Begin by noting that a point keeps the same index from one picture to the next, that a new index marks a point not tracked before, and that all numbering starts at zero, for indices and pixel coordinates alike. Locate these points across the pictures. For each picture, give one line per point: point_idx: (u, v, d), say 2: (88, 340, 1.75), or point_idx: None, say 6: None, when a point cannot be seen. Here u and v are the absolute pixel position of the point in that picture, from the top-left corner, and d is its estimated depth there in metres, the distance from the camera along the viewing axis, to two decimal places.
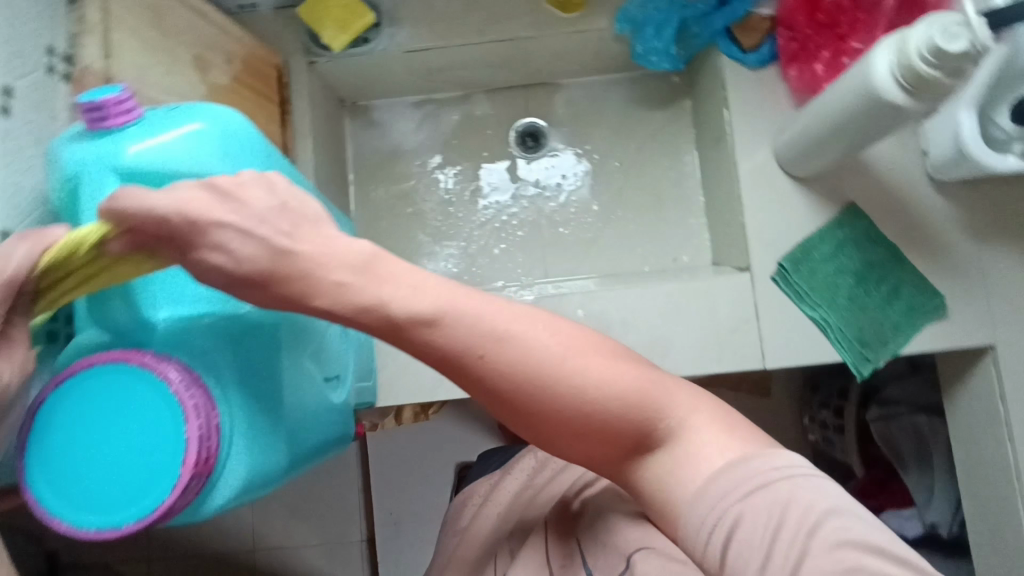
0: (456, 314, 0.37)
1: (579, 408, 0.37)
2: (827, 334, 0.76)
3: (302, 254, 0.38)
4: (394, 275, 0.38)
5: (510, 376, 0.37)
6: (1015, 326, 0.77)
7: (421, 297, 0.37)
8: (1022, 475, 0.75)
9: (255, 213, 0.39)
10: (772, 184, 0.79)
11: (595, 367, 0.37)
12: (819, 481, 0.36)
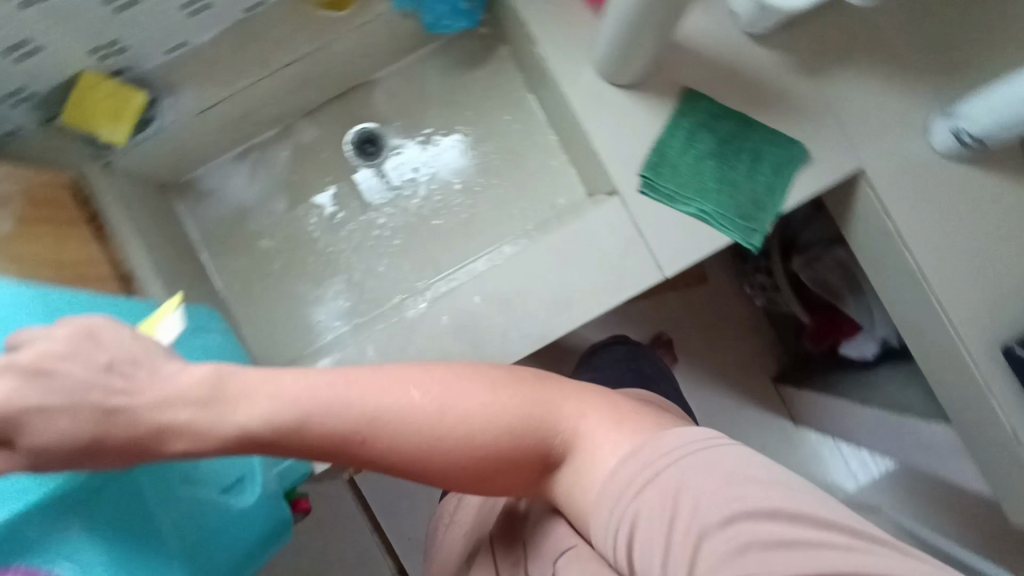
0: (347, 408, 0.44)
1: (466, 446, 0.45)
2: (709, 222, 0.77)
3: (163, 401, 0.45)
4: (259, 391, 0.45)
5: (408, 442, 0.44)
6: (873, 142, 0.79)
7: (295, 399, 0.44)
8: (928, 275, 0.78)
9: (81, 376, 0.46)
10: (607, 101, 0.78)
11: (473, 409, 0.45)
12: (705, 467, 0.42)
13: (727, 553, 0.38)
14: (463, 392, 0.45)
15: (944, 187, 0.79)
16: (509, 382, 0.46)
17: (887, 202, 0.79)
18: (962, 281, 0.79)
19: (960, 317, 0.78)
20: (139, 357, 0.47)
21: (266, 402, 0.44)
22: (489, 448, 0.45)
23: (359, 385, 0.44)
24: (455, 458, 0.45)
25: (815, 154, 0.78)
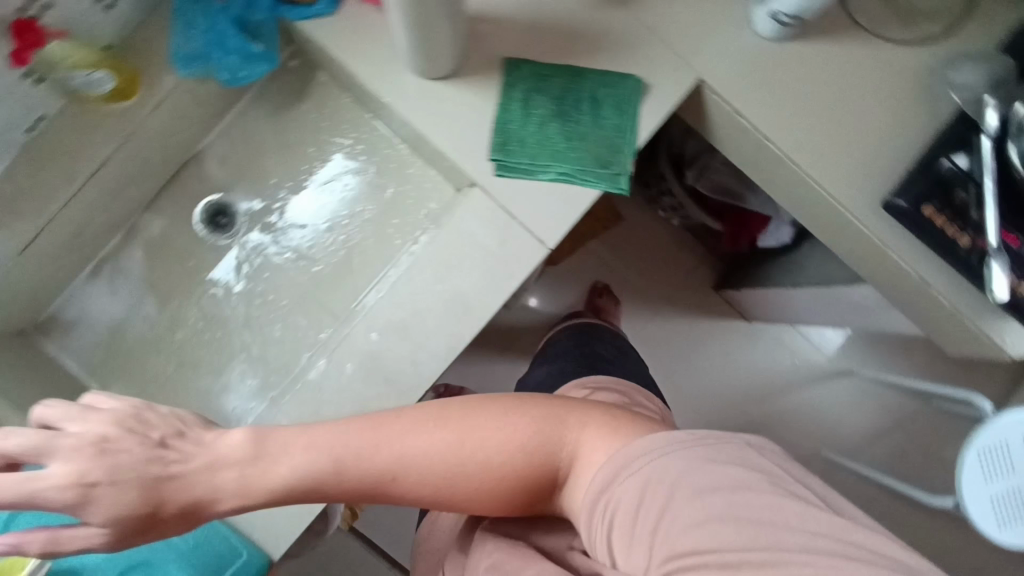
0: (376, 447, 0.55)
1: (479, 468, 0.54)
2: (572, 182, 0.76)
3: (201, 470, 0.56)
4: (294, 452, 0.56)
5: (420, 466, 0.54)
6: (699, 50, 0.79)
7: (330, 454, 0.55)
8: (795, 157, 0.79)
9: (128, 450, 0.55)
10: (432, 97, 0.75)
11: (482, 436, 0.54)
12: (675, 461, 0.48)
13: (684, 543, 0.44)
14: (475, 421, 0.55)
15: (781, 69, 0.80)
16: (516, 409, 0.56)
17: (734, 102, 0.79)
18: (826, 152, 0.80)
19: (835, 187, 0.80)
20: (186, 430, 0.58)
21: (310, 452, 0.55)
22: (491, 468, 0.54)
23: (385, 427, 0.56)
24: (458, 480, 0.54)
25: (650, 79, 0.77)
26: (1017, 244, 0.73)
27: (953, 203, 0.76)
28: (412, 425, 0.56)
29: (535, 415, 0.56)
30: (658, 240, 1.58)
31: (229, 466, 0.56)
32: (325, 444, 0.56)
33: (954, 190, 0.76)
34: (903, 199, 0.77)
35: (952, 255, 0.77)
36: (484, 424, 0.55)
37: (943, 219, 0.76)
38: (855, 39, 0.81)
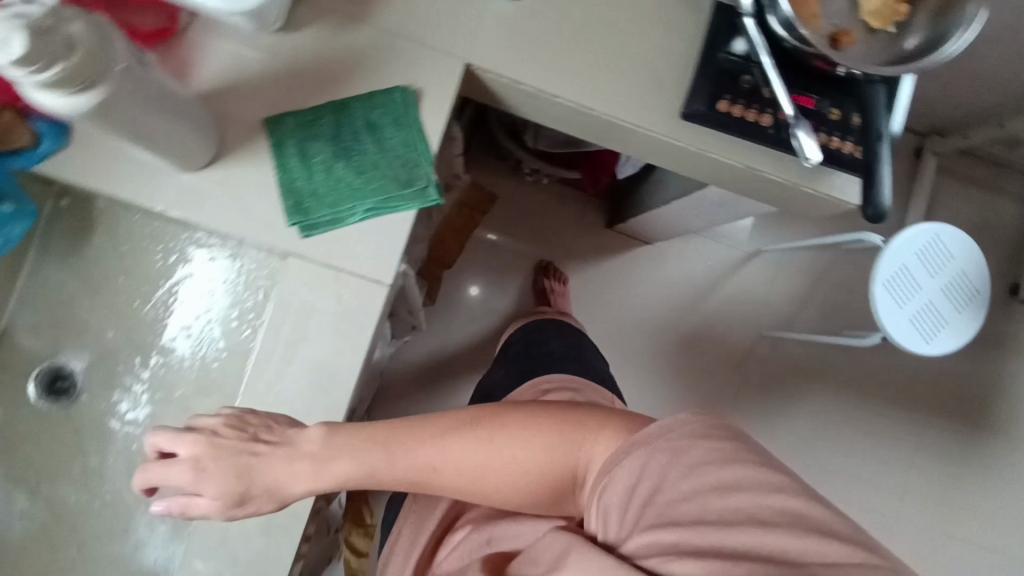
0: (407, 448, 0.61)
1: (506, 463, 0.60)
2: (383, 213, 0.74)
3: (261, 474, 0.60)
4: (341, 457, 0.61)
5: (444, 461, 0.60)
6: (456, 36, 0.76)
7: (379, 449, 0.61)
8: (589, 103, 0.78)
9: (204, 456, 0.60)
10: (208, 188, 0.72)
11: (515, 435, 0.60)
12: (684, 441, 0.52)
13: (670, 513, 0.48)
14: (500, 419, 0.61)
15: (540, 22, 0.78)
16: (549, 414, 0.61)
17: (508, 73, 0.77)
18: (617, 86, 0.78)
19: (638, 117, 0.78)
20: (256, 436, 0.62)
21: (346, 456, 0.61)
22: (512, 463, 0.59)
23: (414, 432, 0.61)
24: (477, 472, 0.60)
25: (418, 84, 0.75)
26: (809, 104, 0.75)
27: (743, 88, 0.75)
28: (456, 423, 0.61)
29: (562, 418, 0.61)
30: (537, 202, 1.62)
31: (294, 459, 0.61)
32: (377, 441, 0.61)
33: (739, 75, 0.75)
34: (696, 103, 0.76)
35: (765, 139, 0.77)
36: (509, 423, 0.61)
37: (739, 108, 0.75)
38: None
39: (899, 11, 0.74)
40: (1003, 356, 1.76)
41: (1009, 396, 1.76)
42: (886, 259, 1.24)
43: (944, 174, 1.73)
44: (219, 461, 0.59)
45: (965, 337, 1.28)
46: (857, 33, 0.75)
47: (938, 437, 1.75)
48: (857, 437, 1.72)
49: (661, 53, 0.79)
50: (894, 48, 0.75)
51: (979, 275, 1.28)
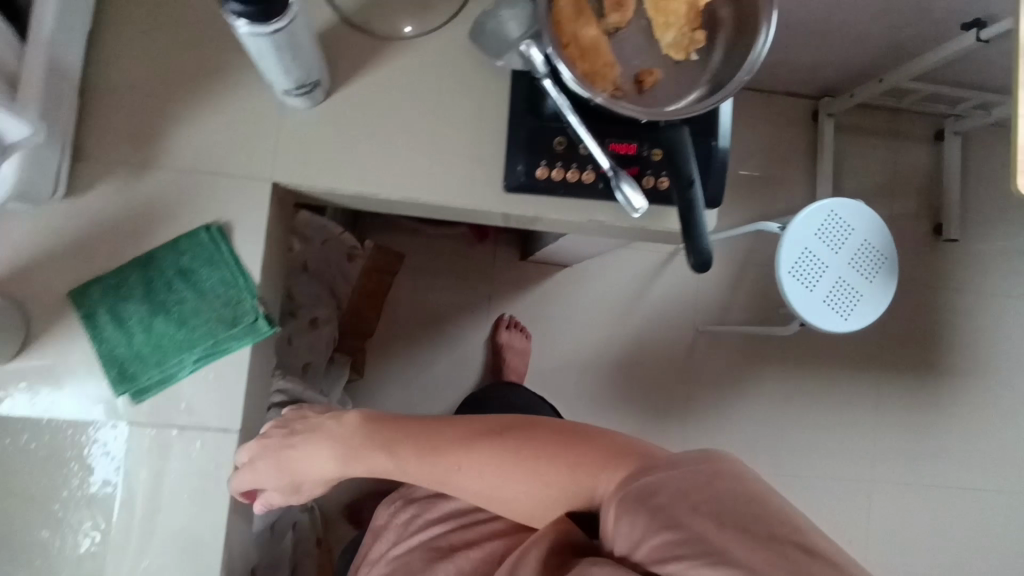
0: (435, 448, 0.65)
1: (523, 470, 0.61)
2: (217, 357, 0.72)
3: (301, 468, 0.70)
4: (376, 459, 0.67)
5: (466, 462, 0.63)
6: (255, 157, 0.73)
7: (410, 448, 0.66)
8: (409, 195, 0.75)
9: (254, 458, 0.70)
10: (26, 377, 0.69)
11: (535, 448, 0.61)
12: (708, 462, 0.52)
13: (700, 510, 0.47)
14: (526, 432, 0.63)
15: (341, 122, 0.74)
16: (570, 435, 0.62)
17: (318, 183, 0.74)
18: (434, 170, 0.75)
19: (461, 196, 0.75)
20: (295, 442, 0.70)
21: (380, 450, 0.67)
22: (526, 473, 0.61)
23: (444, 434, 0.66)
24: (491, 480, 0.63)
25: (226, 216, 0.72)
26: (630, 151, 0.73)
27: (556, 150, 0.73)
28: (484, 430, 0.65)
29: (584, 440, 0.61)
30: (447, 250, 1.59)
31: (329, 459, 0.69)
32: (408, 445, 0.67)
33: (550, 138, 0.73)
34: (512, 175, 0.74)
35: (590, 195, 0.75)
36: (535, 435, 0.62)
37: (558, 170, 0.73)
38: (393, 47, 0.75)
39: (695, 39, 0.72)
40: (938, 297, 1.76)
41: (951, 335, 1.77)
42: (786, 246, 1.23)
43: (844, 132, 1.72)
44: (264, 461, 0.70)
45: (882, 304, 1.26)
46: (660, 71, 0.72)
47: (892, 389, 1.75)
48: (812, 407, 1.72)
49: (471, 126, 0.76)
50: (698, 77, 0.72)
51: (883, 240, 1.27)
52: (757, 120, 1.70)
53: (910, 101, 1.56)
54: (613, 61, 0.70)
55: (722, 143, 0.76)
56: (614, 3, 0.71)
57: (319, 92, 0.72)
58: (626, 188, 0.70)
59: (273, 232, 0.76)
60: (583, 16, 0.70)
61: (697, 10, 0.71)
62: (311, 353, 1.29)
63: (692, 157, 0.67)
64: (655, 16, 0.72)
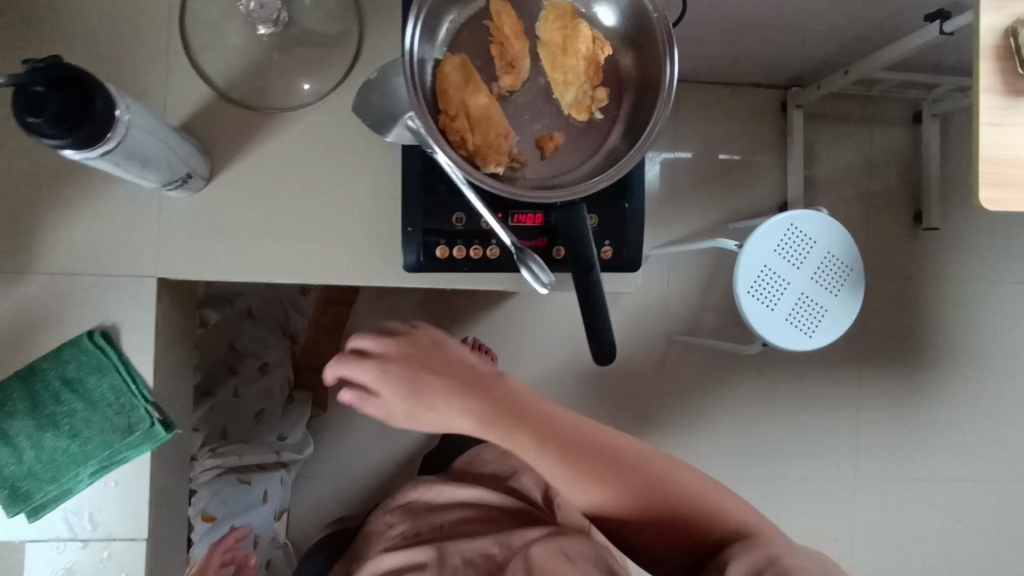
0: (592, 440, 0.64)
1: (666, 495, 0.64)
2: (115, 465, 0.69)
3: (444, 401, 0.63)
4: (542, 426, 0.63)
5: (613, 465, 0.64)
6: (135, 254, 0.68)
7: (574, 433, 0.64)
8: (306, 275, 0.71)
9: (399, 379, 0.63)
10: None
11: (685, 485, 0.65)
12: (820, 555, 0.60)
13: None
14: (671, 466, 0.66)
15: (226, 207, 0.70)
16: (718, 489, 0.66)
17: (208, 274, 0.70)
18: (331, 250, 0.72)
19: (362, 277, 0.72)
20: (445, 376, 0.64)
21: (535, 424, 0.63)
22: (655, 506, 0.64)
23: (603, 433, 0.65)
24: (625, 499, 0.64)
25: (110, 319, 0.68)
26: (537, 220, 0.69)
27: (456, 227, 0.67)
28: (641, 447, 0.66)
29: (727, 500, 0.66)
30: None
31: (489, 405, 0.63)
32: (569, 424, 0.65)
33: (450, 213, 0.67)
34: (412, 254, 0.68)
35: (499, 270, 0.70)
36: (674, 473, 0.65)
37: (461, 248, 0.68)
38: (275, 121, 0.70)
39: (597, 97, 0.66)
40: (920, 288, 1.70)
41: (935, 325, 1.70)
42: (744, 265, 1.18)
43: (817, 119, 1.64)
44: (408, 383, 0.63)
45: (850, 317, 1.21)
46: (563, 132, 0.67)
47: (876, 385, 1.70)
48: (792, 407, 1.68)
49: (367, 202, 0.72)
50: (605, 137, 0.68)
51: (847, 251, 1.21)
52: (720, 116, 1.61)
53: (881, 89, 1.47)
54: (508, 129, 0.65)
55: (636, 204, 0.70)
56: (506, 64, 0.65)
57: (196, 180, 0.66)
58: (531, 267, 0.66)
59: (167, 323, 0.72)
60: (472, 82, 0.64)
61: (598, 63, 0.65)
62: (264, 400, 1.18)
63: (591, 238, 0.62)
64: (552, 73, 0.66)
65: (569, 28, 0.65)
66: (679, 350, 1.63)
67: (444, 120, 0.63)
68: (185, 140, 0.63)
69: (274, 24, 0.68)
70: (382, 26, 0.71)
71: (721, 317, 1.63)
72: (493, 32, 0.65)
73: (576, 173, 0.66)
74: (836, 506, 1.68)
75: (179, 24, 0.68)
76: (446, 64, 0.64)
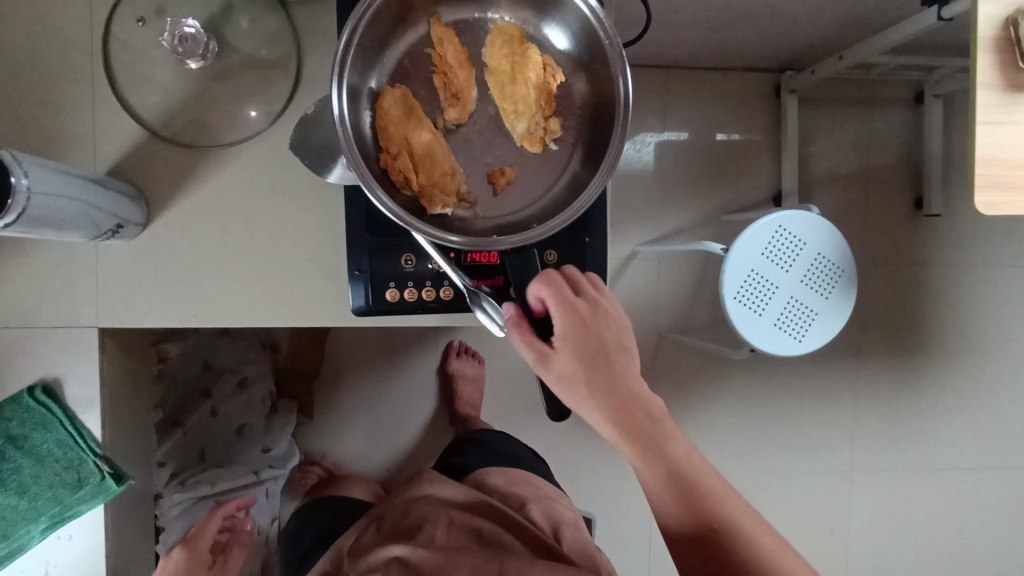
0: (701, 477, 0.62)
1: (753, 558, 0.61)
2: (65, 522, 0.68)
3: (612, 367, 0.60)
4: (669, 442, 0.62)
5: (715, 507, 0.62)
6: (70, 304, 0.65)
7: (690, 462, 0.63)
8: (252, 318, 0.68)
9: (590, 329, 0.59)
10: None
11: (775, 555, 0.61)
12: None
13: None
14: (766, 535, 0.63)
15: (165, 251, 0.66)
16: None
17: (150, 321, 0.67)
18: (278, 292, 0.68)
19: (314, 318, 0.69)
20: (625, 347, 0.62)
21: (658, 441, 0.62)
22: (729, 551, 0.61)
23: (713, 475, 0.63)
24: (711, 544, 0.61)
25: (51, 373, 0.66)
26: (492, 259, 0.65)
27: (405, 269, 0.65)
28: (742, 506, 0.63)
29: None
30: None
31: (638, 397, 0.61)
32: (686, 453, 0.63)
33: (398, 255, 0.65)
34: (361, 297, 0.65)
35: (453, 309, 0.65)
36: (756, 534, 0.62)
37: (411, 291, 0.65)
38: (212, 158, 0.66)
39: (550, 128, 0.62)
40: (952, 289, 1.39)
41: (970, 335, 1.40)
42: (730, 271, 1.11)
43: (811, 104, 1.33)
44: (594, 339, 0.59)
45: (842, 320, 1.14)
46: (515, 167, 0.63)
47: (907, 408, 1.40)
48: (805, 434, 1.38)
49: (315, 239, 0.68)
50: (560, 170, 0.63)
51: (839, 252, 1.13)
52: (718, 102, 1.32)
53: (880, 72, 1.24)
54: (455, 167, 0.61)
55: (596, 240, 0.68)
56: (451, 95, 0.61)
57: (131, 228, 0.63)
58: (486, 307, 0.60)
59: (113, 371, 0.70)
60: (414, 116, 0.60)
61: (549, 92, 0.62)
62: (247, 414, 1.12)
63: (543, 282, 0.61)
64: (502, 103, 0.62)
65: (517, 56, 0.62)
66: (672, 363, 1.33)
67: (386, 159, 0.59)
68: (113, 190, 0.59)
69: (203, 57, 0.64)
70: (320, 52, 0.67)
71: (717, 314, 1.34)
72: (435, 61, 0.61)
73: (531, 211, 0.62)
74: (851, 547, 1.42)
75: (101, 59, 0.63)
76: (386, 98, 0.60)
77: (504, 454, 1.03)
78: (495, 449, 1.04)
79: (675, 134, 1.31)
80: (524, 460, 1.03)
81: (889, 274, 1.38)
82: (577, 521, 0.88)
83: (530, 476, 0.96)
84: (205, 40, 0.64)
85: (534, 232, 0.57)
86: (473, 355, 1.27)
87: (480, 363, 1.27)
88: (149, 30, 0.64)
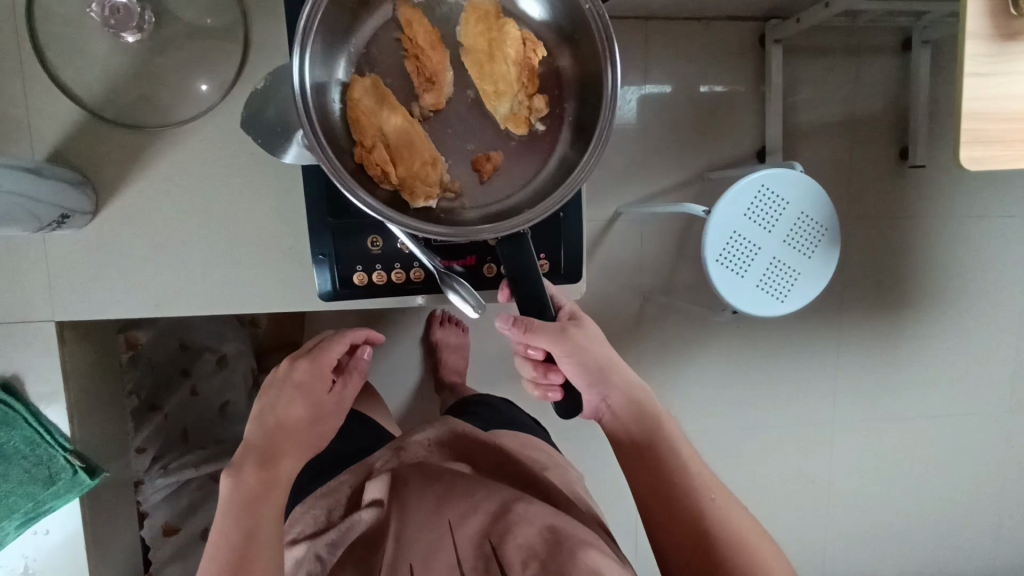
0: (650, 402, 0.73)
1: (683, 465, 0.70)
2: (41, 512, 0.70)
3: (603, 350, 0.69)
4: (627, 374, 0.72)
5: (657, 421, 0.72)
6: (19, 300, 0.63)
7: (637, 385, 0.72)
8: (213, 303, 0.66)
9: (596, 334, 0.69)
10: None
11: (701, 470, 0.70)
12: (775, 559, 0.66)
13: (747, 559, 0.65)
14: (694, 458, 0.71)
15: (117, 241, 0.63)
16: (729, 493, 0.70)
17: (108, 313, 0.65)
18: (241, 275, 0.66)
19: (281, 302, 0.67)
20: (608, 352, 0.70)
21: (622, 367, 0.71)
22: (704, 528, 0.67)
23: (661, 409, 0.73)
24: (649, 451, 0.71)
25: (9, 370, 0.66)
26: None
27: (372, 251, 0.65)
28: (678, 433, 0.73)
29: (735, 505, 0.70)
30: None
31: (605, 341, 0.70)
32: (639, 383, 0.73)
33: (364, 237, 0.64)
34: (329, 283, 0.65)
35: (429, 286, 0.66)
36: (698, 465, 0.71)
37: (380, 274, 0.65)
38: (160, 138, 0.62)
39: (535, 106, 0.62)
40: (946, 243, 1.31)
41: (964, 296, 1.34)
42: (712, 233, 1.04)
43: (797, 54, 1.22)
44: (591, 337, 0.68)
45: (824, 281, 1.08)
46: (500, 152, 0.63)
47: (894, 371, 1.35)
48: (786, 396, 1.33)
49: (276, 222, 0.65)
50: (549, 147, 0.63)
51: (824, 210, 1.07)
52: (701, 55, 1.20)
53: (866, 20, 1.15)
54: (435, 156, 0.61)
55: (571, 216, 0.70)
56: (425, 80, 0.61)
57: (78, 217, 0.60)
58: (457, 289, 0.60)
59: (74, 364, 0.69)
60: (387, 103, 0.60)
61: (530, 69, 0.62)
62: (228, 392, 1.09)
63: (536, 268, 0.60)
64: (481, 84, 0.62)
65: (494, 32, 0.61)
66: (651, 328, 1.28)
67: (361, 153, 0.58)
68: (51, 179, 0.56)
69: (139, 29, 0.59)
70: (270, 21, 0.62)
71: (700, 277, 1.27)
72: (406, 45, 0.61)
73: (522, 196, 0.62)
74: (831, 505, 1.39)
75: (29, 34, 0.59)
76: (356, 88, 0.59)
77: (497, 414, 0.95)
78: (500, 413, 0.95)
79: (657, 87, 1.20)
80: (522, 424, 0.95)
81: (881, 229, 1.29)
82: (583, 487, 0.84)
83: (540, 443, 0.88)
84: (139, 11, 0.58)
85: (526, 218, 0.58)
86: (457, 324, 1.16)
87: (464, 332, 1.17)
88: (76, 1, 0.58)
